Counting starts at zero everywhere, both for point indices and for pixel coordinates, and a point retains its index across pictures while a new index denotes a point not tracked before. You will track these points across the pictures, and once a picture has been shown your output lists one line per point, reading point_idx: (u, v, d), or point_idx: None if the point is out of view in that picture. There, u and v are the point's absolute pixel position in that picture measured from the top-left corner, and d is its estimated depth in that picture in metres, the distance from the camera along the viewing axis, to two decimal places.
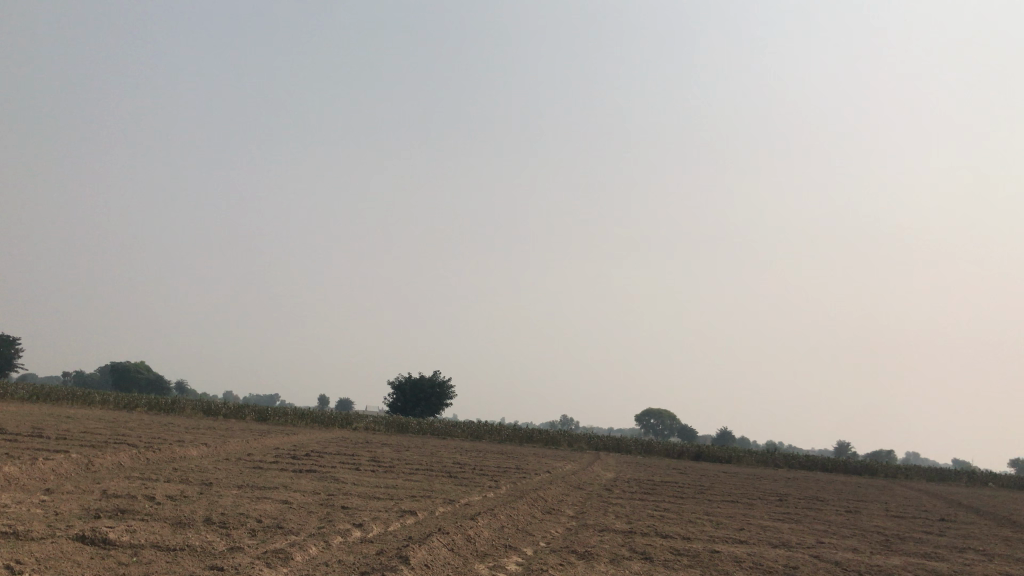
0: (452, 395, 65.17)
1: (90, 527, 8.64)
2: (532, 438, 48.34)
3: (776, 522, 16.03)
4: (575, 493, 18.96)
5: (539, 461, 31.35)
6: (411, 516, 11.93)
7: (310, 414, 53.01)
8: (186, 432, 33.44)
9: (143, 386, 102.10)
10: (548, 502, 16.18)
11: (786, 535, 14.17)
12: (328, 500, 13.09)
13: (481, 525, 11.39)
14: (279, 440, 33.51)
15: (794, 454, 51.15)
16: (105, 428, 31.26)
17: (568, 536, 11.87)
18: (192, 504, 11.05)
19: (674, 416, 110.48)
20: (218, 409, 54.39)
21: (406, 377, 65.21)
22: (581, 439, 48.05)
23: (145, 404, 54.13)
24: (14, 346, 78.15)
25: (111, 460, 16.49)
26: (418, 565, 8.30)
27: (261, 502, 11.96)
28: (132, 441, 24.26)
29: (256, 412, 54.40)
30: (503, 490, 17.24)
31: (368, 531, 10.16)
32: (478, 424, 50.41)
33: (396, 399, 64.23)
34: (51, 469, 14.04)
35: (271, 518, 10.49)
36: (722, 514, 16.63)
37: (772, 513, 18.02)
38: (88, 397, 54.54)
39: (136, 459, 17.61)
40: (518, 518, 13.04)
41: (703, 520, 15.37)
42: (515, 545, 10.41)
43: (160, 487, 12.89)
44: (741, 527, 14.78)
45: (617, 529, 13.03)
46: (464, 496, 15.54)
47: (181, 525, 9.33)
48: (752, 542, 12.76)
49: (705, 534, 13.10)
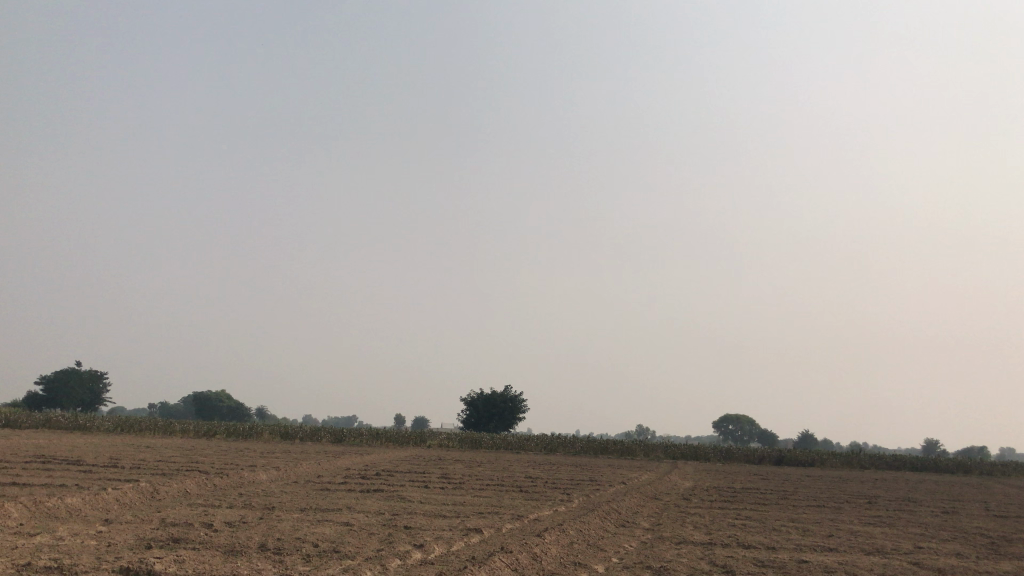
0: (525, 409, 64.55)
1: (137, 559, 8.28)
2: (606, 448, 47.41)
3: (867, 527, 14.94)
4: (651, 504, 18.14)
5: (614, 472, 30.57)
6: (475, 535, 11.37)
7: (384, 433, 53.07)
8: (260, 457, 33.61)
9: (225, 415, 104.29)
10: (622, 514, 15.45)
11: (881, 541, 13.15)
12: (391, 521, 12.61)
13: (549, 542, 10.76)
14: (351, 461, 33.37)
15: (881, 454, 49.06)
16: (183, 455, 31.60)
17: (643, 550, 11.13)
18: (249, 532, 10.67)
19: (752, 421, 107.97)
20: (295, 432, 54.84)
21: (477, 394, 64.88)
22: (657, 448, 46.95)
23: (224, 431, 54.90)
24: (103, 381, 80.60)
25: (176, 488, 16.35)
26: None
27: (321, 525, 11.54)
28: (204, 468, 24.30)
29: (331, 434, 54.66)
30: (574, 504, 16.54)
31: (429, 552, 9.63)
32: (551, 437, 49.76)
33: (469, 416, 64.00)
34: (115, 498, 13.89)
35: (329, 542, 10.02)
36: (808, 520, 15.65)
37: (862, 517, 16.90)
38: (169, 427, 55.62)
39: (202, 486, 17.47)
40: (590, 532, 12.35)
41: (789, 527, 14.43)
42: (584, 562, 9.73)
43: (221, 513, 12.60)
44: (830, 533, 13.82)
45: (696, 540, 12.21)
46: (533, 511, 14.94)
47: (233, 553, 8.92)
48: (843, 550, 11.82)
49: (791, 543, 12.20)
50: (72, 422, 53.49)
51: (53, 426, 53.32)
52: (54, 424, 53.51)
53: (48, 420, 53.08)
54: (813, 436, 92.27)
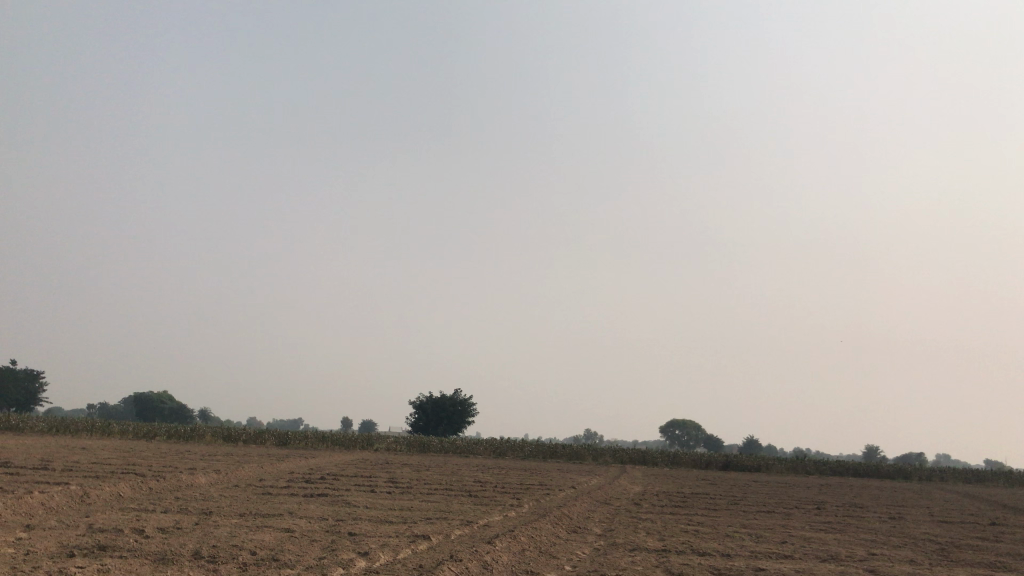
0: (475, 413, 64.03)
1: (58, 568, 7.65)
2: (555, 453, 47.14)
3: (819, 533, 14.84)
4: (601, 509, 17.84)
5: (564, 477, 30.31)
6: (423, 542, 10.92)
7: (331, 436, 52.15)
8: (201, 459, 32.58)
9: (167, 416, 101.88)
10: (574, 520, 15.12)
11: (834, 547, 13.03)
12: (335, 527, 12.09)
13: (498, 549, 10.37)
14: (296, 465, 32.58)
15: (825, 460, 49.55)
16: (120, 457, 30.54)
17: (596, 558, 10.79)
18: (184, 538, 10.08)
19: (699, 425, 108.97)
20: (239, 435, 53.60)
21: (426, 397, 64.16)
22: (606, 452, 46.88)
23: (165, 433, 53.43)
24: (39, 380, 78.00)
25: (108, 491, 15.59)
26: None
27: (260, 531, 11.00)
28: (140, 470, 23.38)
29: (276, 437, 53.54)
30: (525, 509, 16.16)
31: (375, 561, 9.15)
32: (501, 441, 49.39)
33: (417, 419, 63.28)
34: (41, 503, 13.11)
35: (268, 549, 9.49)
36: (759, 526, 15.51)
37: (812, 523, 16.85)
38: (107, 428, 53.90)
39: (136, 489, 16.72)
40: (541, 539, 12.00)
41: (743, 533, 14.23)
42: (536, 571, 9.35)
43: (154, 519, 11.95)
44: (783, 539, 13.67)
45: (650, 547, 11.92)
46: (483, 517, 14.58)
47: (163, 562, 8.33)
48: (798, 557, 11.62)
49: (746, 550, 11.98)
50: (3, 423, 51.55)
51: None
52: None
53: None
54: (758, 441, 93.29)
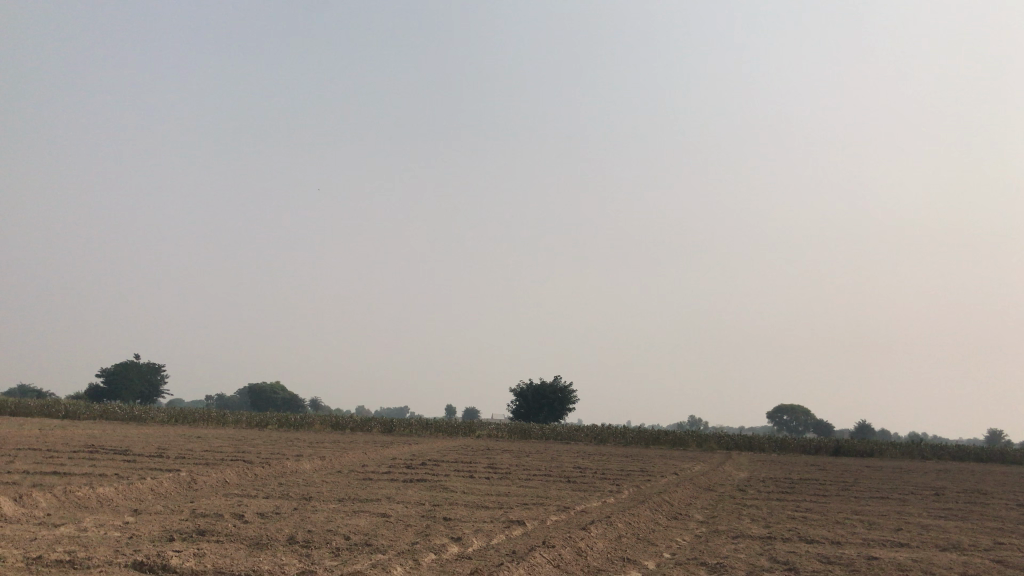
0: (576, 400, 63.78)
1: (155, 552, 7.76)
2: (658, 439, 46.42)
3: (939, 521, 13.93)
4: (703, 496, 17.29)
5: (666, 463, 29.73)
6: (518, 527, 10.74)
7: (434, 424, 52.79)
8: (308, 447, 33.45)
9: (280, 406, 105.48)
10: (674, 507, 14.68)
11: (956, 535, 12.17)
12: (430, 512, 12.04)
13: (594, 535, 10.07)
14: (399, 451, 33.07)
15: (943, 444, 47.22)
16: (232, 445, 31.63)
17: (696, 545, 10.35)
18: (280, 523, 10.18)
19: (807, 411, 105.74)
20: (345, 423, 54.87)
21: (527, 384, 64.27)
22: (710, 438, 45.89)
23: (276, 422, 55.17)
24: (161, 373, 81.78)
25: (216, 477, 16.07)
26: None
27: (356, 516, 11.05)
28: (248, 457, 24.05)
29: (381, 424, 54.59)
30: (624, 495, 15.80)
31: (468, 546, 9.01)
32: (602, 428, 48.97)
33: (519, 407, 63.52)
34: (150, 488, 13.57)
35: (361, 534, 9.47)
36: (872, 513, 14.70)
37: (930, 510, 15.87)
38: (222, 417, 56.05)
39: (242, 474, 17.19)
40: (639, 525, 11.64)
41: (854, 521, 13.48)
42: (633, 558, 9.01)
43: (255, 504, 12.18)
44: (899, 527, 12.88)
45: (754, 535, 11.39)
46: (580, 502, 14.33)
47: (257, 547, 8.38)
48: (916, 546, 10.89)
49: (859, 538, 11.32)
50: (128, 413, 54.26)
51: (111, 417, 54.13)
52: (112, 415, 54.30)
53: (106, 412, 53.90)
54: (871, 425, 89.70)
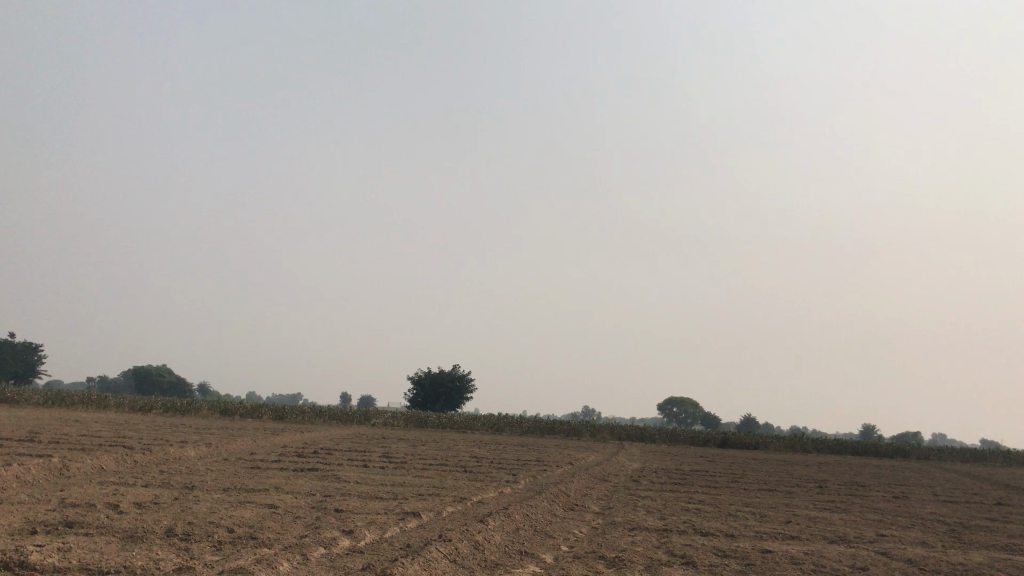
0: (472, 389, 63.61)
1: (16, 547, 7.09)
2: (553, 430, 46.73)
3: (825, 513, 14.33)
4: (599, 486, 17.34)
5: (562, 452, 29.87)
6: (413, 519, 10.40)
7: (328, 411, 51.72)
8: (194, 432, 32.12)
9: (166, 390, 101.65)
10: (570, 497, 14.63)
11: (842, 528, 12.49)
12: (321, 503, 11.58)
13: (492, 528, 9.82)
14: (291, 438, 32.18)
15: (824, 438, 49.18)
16: (113, 430, 30.09)
17: (594, 538, 10.26)
18: (158, 514, 9.54)
19: (697, 403, 108.89)
20: (235, 408, 53.13)
21: (424, 372, 63.70)
22: (604, 429, 46.47)
23: (161, 406, 53.01)
24: (38, 353, 77.46)
25: (91, 464, 15.10)
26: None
27: (242, 507, 10.49)
28: (129, 443, 22.88)
29: (272, 411, 53.15)
30: (521, 486, 15.68)
31: (359, 540, 8.61)
32: (499, 417, 48.94)
33: (415, 395, 62.98)
34: (16, 475, 12.62)
35: (247, 526, 8.95)
36: (762, 505, 15.01)
37: (816, 502, 16.32)
38: (103, 400, 53.44)
39: (121, 462, 16.24)
40: (537, 517, 11.50)
41: (746, 513, 13.70)
42: (531, 551, 8.81)
43: (133, 492, 11.45)
44: (788, 519, 13.17)
45: (649, 527, 11.41)
46: (477, 493, 14.10)
47: (132, 539, 7.79)
48: (805, 538, 11.11)
49: (750, 530, 11.50)
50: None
51: None
52: None
53: None
54: (756, 419, 92.95)
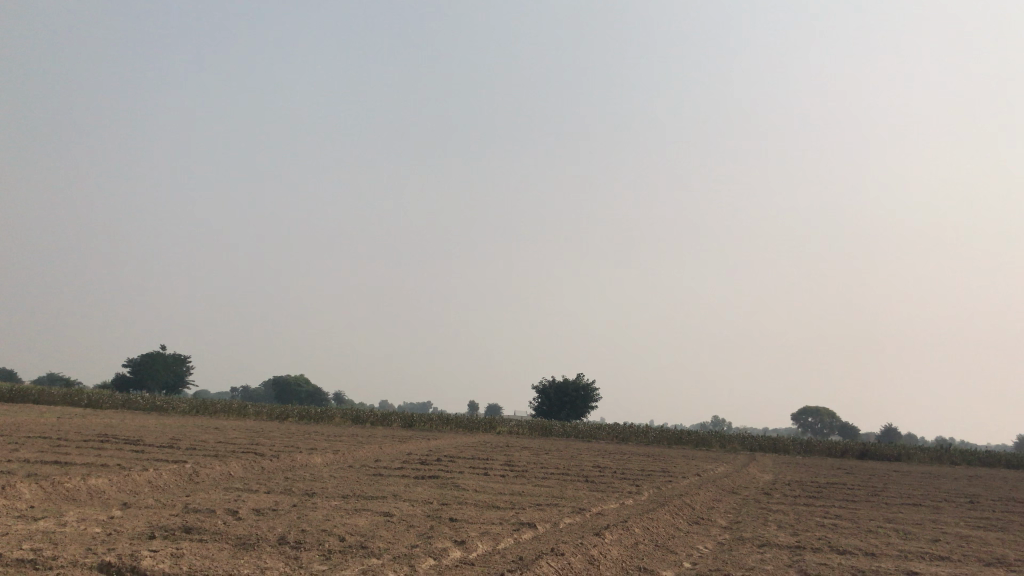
0: (598, 398, 62.94)
1: (130, 551, 7.15)
2: (680, 439, 45.54)
3: (978, 532, 13.10)
4: (727, 499, 16.51)
5: (689, 463, 28.94)
6: (528, 531, 10.06)
7: (455, 419, 52.22)
8: (323, 440, 32.91)
9: (303, 399, 105.61)
10: (695, 510, 13.92)
11: (999, 548, 11.32)
12: (436, 512, 11.41)
13: (609, 542, 9.35)
14: (415, 446, 32.50)
15: (975, 449, 45.89)
16: (248, 437, 31.18)
17: (719, 554, 9.63)
18: (274, 521, 9.58)
19: (833, 413, 104.31)
20: (365, 417, 54.37)
21: (549, 381, 63.51)
22: (733, 439, 44.94)
23: (296, 415, 54.86)
24: (186, 364, 81.84)
25: (220, 469, 15.53)
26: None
27: (357, 515, 10.43)
28: (260, 450, 23.57)
29: (401, 419, 54.11)
30: (642, 497, 15.09)
31: (471, 551, 8.33)
32: (623, 426, 48.11)
33: (540, 404, 62.88)
34: (148, 480, 13.03)
35: (358, 536, 8.80)
36: (906, 522, 13.91)
37: (967, 519, 14.97)
38: (244, 409, 55.76)
39: (249, 468, 16.65)
40: (658, 531, 10.94)
41: (888, 530, 12.71)
42: (651, 568, 8.31)
43: (254, 499, 11.59)
44: (936, 537, 12.07)
45: (780, 543, 10.66)
46: (597, 504, 13.63)
47: (243, 547, 7.78)
48: (957, 559, 10.10)
49: (893, 548, 10.57)
50: (150, 403, 54.11)
51: (132, 406, 53.98)
52: (134, 404, 54.19)
53: (128, 401, 53.79)
54: (898, 430, 88.07)
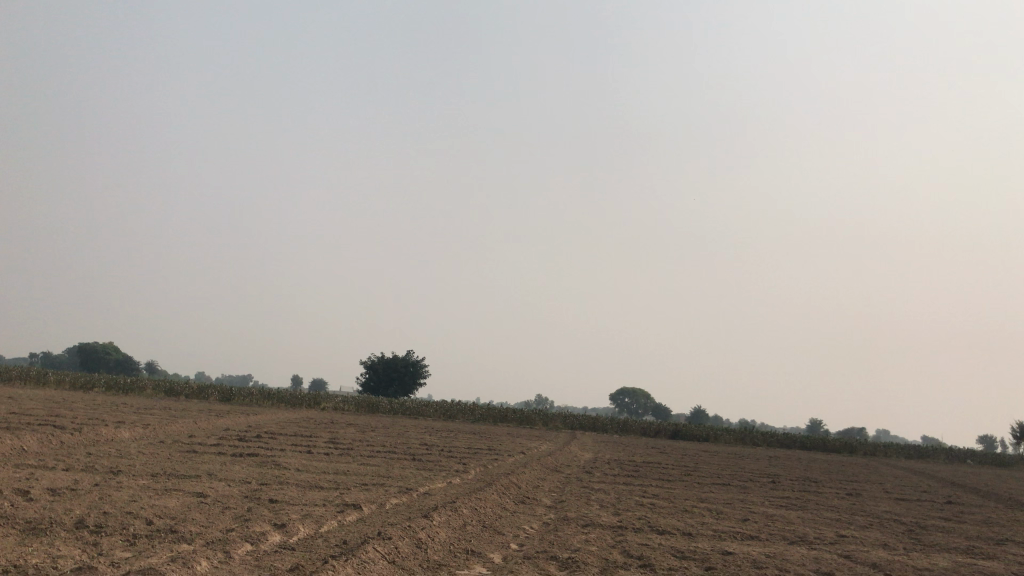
0: (426, 374, 62.85)
1: None
2: (505, 417, 46.21)
3: (782, 511, 13.92)
4: (551, 478, 16.75)
5: (514, 441, 29.33)
6: (353, 512, 9.71)
7: (278, 394, 50.56)
8: (132, 413, 30.86)
9: (112, 368, 99.14)
10: (521, 490, 14.02)
11: (800, 527, 12.04)
12: (255, 492, 10.81)
13: (437, 524, 9.14)
14: (234, 421, 31.10)
15: (774, 431, 49.29)
16: (48, 408, 28.72)
17: (545, 535, 9.66)
18: (72, 502, 8.73)
19: (648, 395, 109.41)
20: (181, 389, 51.62)
21: (377, 356, 62.72)
22: (556, 418, 46.08)
23: (103, 384, 51.35)
24: None
25: (11, 444, 14.11)
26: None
27: (168, 496, 9.70)
28: (61, 423, 21.72)
29: (219, 391, 51.81)
30: (470, 476, 15.06)
31: (292, 535, 7.90)
32: (450, 403, 48.24)
33: (367, 379, 62.02)
34: None
35: (168, 519, 8.13)
36: (717, 501, 14.59)
37: (771, 499, 15.90)
38: (43, 376, 51.56)
39: (46, 442, 15.24)
40: (485, 511, 10.87)
41: (701, 508, 13.28)
42: (478, 550, 8.19)
43: (50, 478, 10.54)
44: (745, 517, 12.69)
45: (604, 523, 10.86)
46: (423, 483, 13.47)
47: (34, 533, 7.00)
48: (766, 538, 10.62)
49: (709, 528, 10.99)
50: None
51: None
52: None
53: None
54: (706, 414, 93.49)
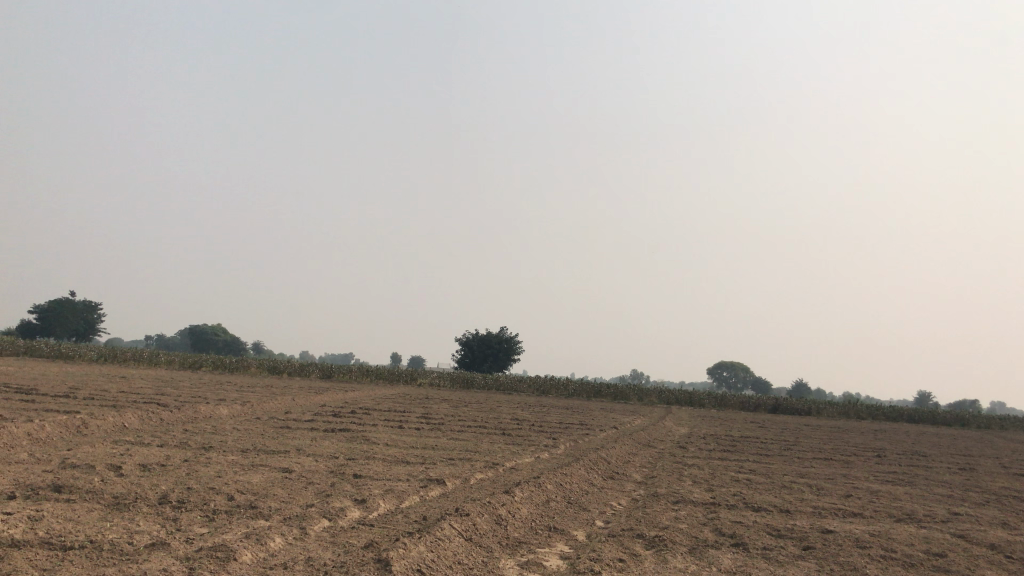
0: (520, 351, 62.98)
1: None
2: (600, 392, 45.83)
3: (888, 487, 13.15)
4: (643, 453, 16.31)
5: (606, 416, 28.93)
6: (435, 487, 9.58)
7: (375, 371, 51.46)
8: (234, 390, 31.80)
9: (221, 349, 103.27)
10: (610, 465, 13.65)
11: (908, 504, 11.33)
12: (340, 467, 10.80)
13: (519, 499, 8.90)
14: (330, 398, 31.72)
15: (879, 404, 47.41)
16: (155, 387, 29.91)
17: (633, 511, 9.32)
18: (160, 478, 8.85)
19: (748, 368, 107.06)
20: (283, 367, 53.16)
21: (473, 333, 63.18)
22: (651, 392, 45.42)
23: (211, 363, 53.36)
24: (97, 312, 78.66)
25: (114, 421, 14.56)
26: (409, 574, 5.56)
27: (254, 471, 9.77)
28: (164, 400, 22.44)
29: (320, 368, 53.14)
30: (558, 451, 14.78)
31: (371, 511, 7.77)
32: (545, 378, 48.17)
33: (463, 356, 62.63)
34: (30, 433, 12.03)
35: (249, 494, 8.15)
36: (818, 477, 13.91)
37: (877, 475, 15.06)
38: (155, 356, 53.91)
39: (145, 419, 15.69)
40: (572, 486, 10.58)
41: (801, 484, 12.67)
42: (561, 527, 7.90)
43: (143, 454, 10.75)
44: (848, 493, 12.03)
45: (695, 500, 10.42)
46: (511, 458, 13.25)
47: (118, 508, 7.07)
48: (870, 516, 9.99)
49: (809, 505, 10.41)
50: (54, 351, 51.68)
51: (35, 353, 51.49)
52: (38, 352, 51.73)
53: (31, 348, 51.33)
54: (808, 387, 90.77)
